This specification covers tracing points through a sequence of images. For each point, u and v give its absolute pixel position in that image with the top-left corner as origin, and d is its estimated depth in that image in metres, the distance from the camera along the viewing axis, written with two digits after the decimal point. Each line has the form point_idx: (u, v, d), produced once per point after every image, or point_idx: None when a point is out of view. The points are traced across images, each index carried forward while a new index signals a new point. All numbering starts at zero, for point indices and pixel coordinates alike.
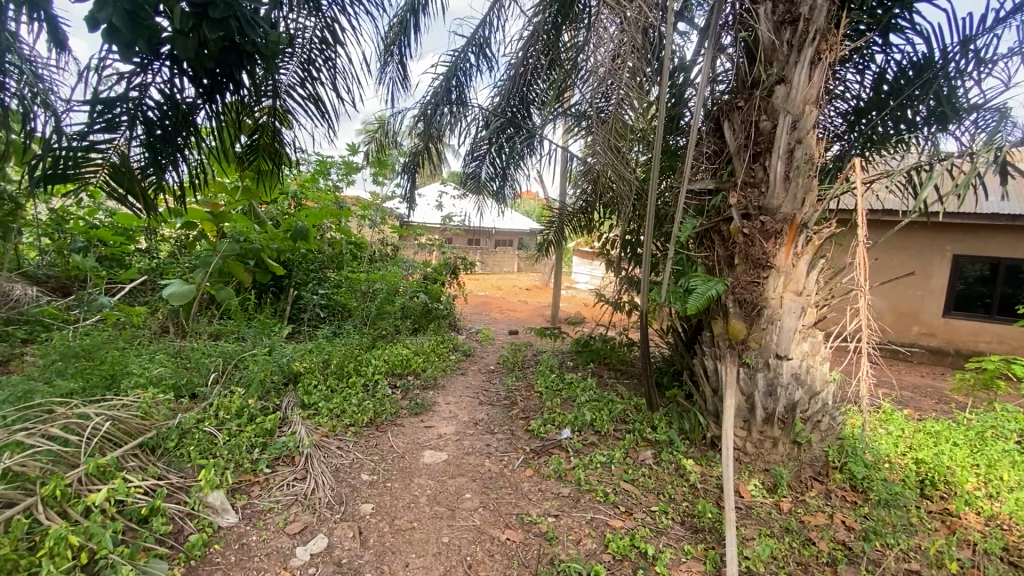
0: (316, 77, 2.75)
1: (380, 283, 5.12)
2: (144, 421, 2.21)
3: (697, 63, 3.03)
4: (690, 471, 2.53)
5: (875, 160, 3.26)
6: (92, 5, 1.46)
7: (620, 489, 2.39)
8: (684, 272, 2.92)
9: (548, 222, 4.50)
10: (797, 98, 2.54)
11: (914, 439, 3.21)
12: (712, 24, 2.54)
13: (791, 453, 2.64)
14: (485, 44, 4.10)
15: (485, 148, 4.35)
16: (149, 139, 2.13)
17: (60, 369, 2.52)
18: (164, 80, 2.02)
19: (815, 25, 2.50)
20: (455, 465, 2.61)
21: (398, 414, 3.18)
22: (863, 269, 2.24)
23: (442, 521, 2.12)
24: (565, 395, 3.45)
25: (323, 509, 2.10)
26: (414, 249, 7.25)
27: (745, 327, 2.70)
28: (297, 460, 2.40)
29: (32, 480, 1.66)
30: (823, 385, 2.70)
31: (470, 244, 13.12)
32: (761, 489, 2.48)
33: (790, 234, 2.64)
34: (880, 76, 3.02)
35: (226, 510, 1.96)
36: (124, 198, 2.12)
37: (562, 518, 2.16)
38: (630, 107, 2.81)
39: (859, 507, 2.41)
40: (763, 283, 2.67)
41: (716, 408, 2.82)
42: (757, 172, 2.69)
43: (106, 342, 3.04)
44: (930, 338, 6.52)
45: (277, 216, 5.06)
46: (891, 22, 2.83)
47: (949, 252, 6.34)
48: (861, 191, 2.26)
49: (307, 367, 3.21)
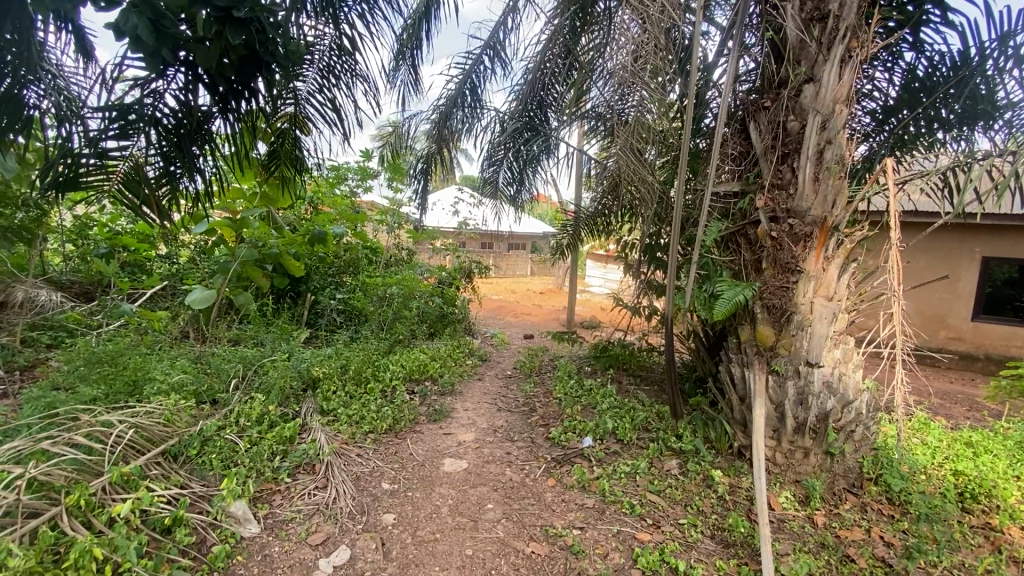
0: (335, 82, 2.75)
1: (396, 287, 5.12)
2: (167, 428, 2.20)
3: (721, 62, 2.95)
4: (718, 482, 2.46)
5: (906, 160, 3.16)
6: (115, 12, 1.44)
7: (646, 500, 2.33)
8: (709, 276, 2.85)
9: (563, 226, 4.47)
10: (826, 97, 2.47)
11: (952, 450, 3.08)
12: (739, 22, 2.46)
13: (824, 464, 2.54)
14: (500, 46, 4.08)
15: (502, 153, 4.29)
16: (164, 147, 2.15)
17: (84, 374, 2.54)
18: (179, 86, 2.04)
19: (846, 22, 2.43)
20: (476, 474, 2.57)
21: (416, 420, 3.15)
22: (897, 273, 2.16)
23: (465, 532, 2.08)
24: (586, 402, 3.38)
25: (345, 519, 2.07)
26: (429, 253, 7.22)
27: (774, 333, 2.64)
28: (317, 468, 2.37)
29: (57, 489, 1.65)
30: (857, 393, 2.60)
31: (485, 248, 13.10)
32: (793, 502, 2.39)
33: (820, 237, 2.56)
34: (910, 72, 2.92)
35: (248, 519, 1.93)
36: (137, 207, 2.17)
37: (588, 531, 2.11)
38: (650, 110, 2.75)
39: (898, 522, 2.31)
40: (792, 287, 2.60)
41: (743, 417, 2.73)
42: (786, 173, 2.62)
43: (128, 348, 3.08)
44: (960, 342, 6.31)
45: (294, 222, 5.09)
46: (923, 18, 2.73)
47: (978, 255, 6.14)
48: (894, 192, 2.18)
49: (326, 373, 3.20)
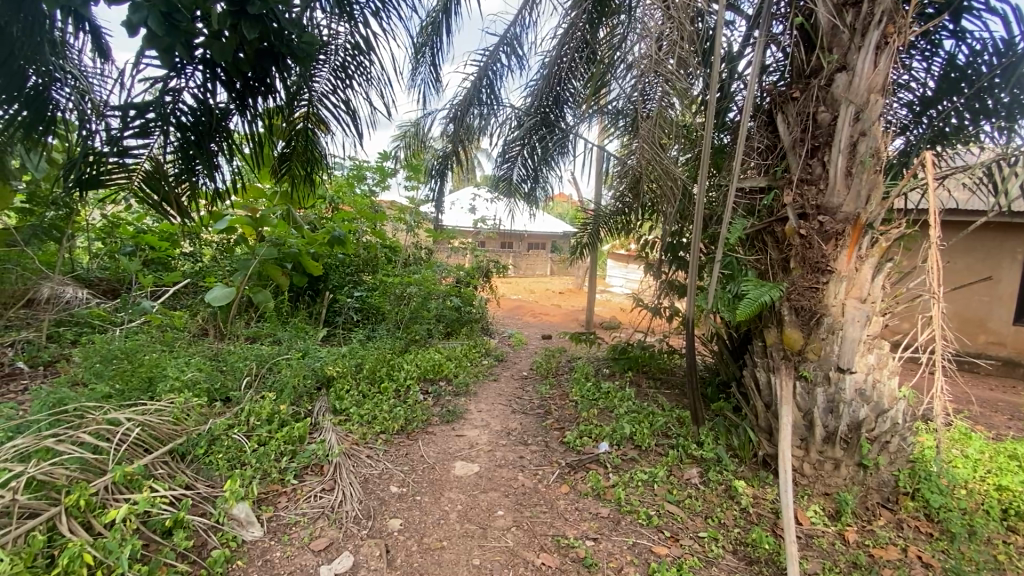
0: (348, 83, 2.69)
1: (414, 286, 5.07)
2: (176, 427, 2.19)
3: (747, 53, 2.79)
4: (741, 493, 2.33)
5: (946, 156, 2.96)
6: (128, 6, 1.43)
7: (664, 511, 2.22)
8: (733, 277, 2.72)
9: (583, 224, 4.31)
10: (860, 86, 2.32)
11: (996, 463, 2.88)
12: (765, 10, 2.32)
13: (856, 477, 2.39)
14: (517, 42, 4.00)
15: (517, 150, 4.21)
16: (183, 145, 2.15)
17: (102, 371, 2.56)
18: (198, 84, 2.04)
19: (882, 6, 2.26)
20: (488, 478, 2.50)
21: (429, 421, 3.09)
22: (936, 273, 2.01)
23: (473, 540, 2.00)
24: (603, 406, 3.28)
25: (350, 524, 2.02)
26: (448, 253, 7.07)
27: (802, 337, 2.49)
28: (325, 469, 2.33)
29: (58, 489, 1.65)
30: (892, 402, 2.44)
31: (504, 248, 13.02)
32: (822, 516, 2.26)
33: (854, 235, 2.40)
34: (949, 62, 2.73)
35: (250, 523, 1.90)
36: (157, 204, 2.20)
37: (602, 543, 2.01)
38: (672, 103, 2.62)
39: (937, 541, 2.15)
40: (821, 289, 2.46)
41: (769, 425, 2.59)
42: (815, 168, 2.48)
43: (146, 346, 3.09)
44: (1000, 348, 5.99)
45: (314, 220, 5.09)
46: (965, 3, 2.55)
47: (1020, 256, 5.81)
48: (933, 187, 2.02)
49: (340, 372, 3.17)
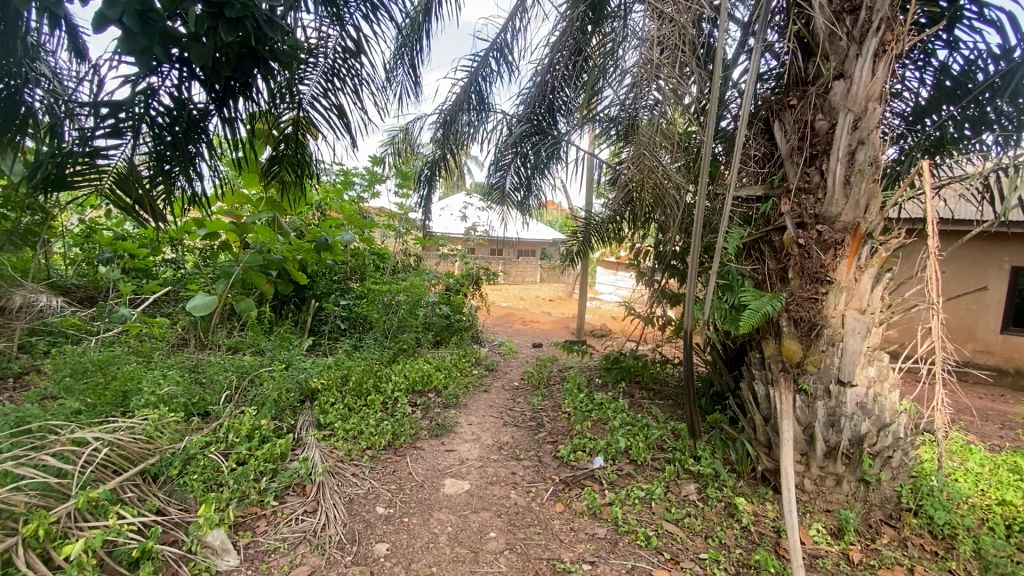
0: (338, 86, 2.60)
1: (404, 294, 4.98)
2: (148, 445, 2.06)
3: (741, 60, 2.76)
4: (742, 511, 2.26)
5: (942, 165, 2.95)
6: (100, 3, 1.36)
7: (663, 532, 2.14)
8: (730, 286, 2.66)
9: (574, 232, 4.27)
10: (858, 94, 2.28)
11: (996, 478, 2.83)
12: (765, 13, 2.25)
13: (858, 493, 2.32)
14: (508, 48, 3.94)
15: (510, 158, 4.16)
16: (158, 146, 2.05)
17: (71, 385, 2.42)
18: (174, 83, 1.95)
19: (880, 13, 2.23)
20: (479, 497, 2.40)
21: (418, 435, 2.98)
22: (936, 283, 1.95)
23: (465, 566, 1.90)
24: (596, 417, 3.19)
25: (333, 551, 1.92)
26: (438, 261, 6.91)
27: (801, 349, 2.44)
28: (308, 489, 2.22)
29: (15, 517, 1.52)
30: (893, 415, 2.39)
31: (494, 256, 12.96)
32: (825, 535, 2.20)
33: (852, 244, 2.36)
34: (942, 71, 2.72)
35: (226, 550, 1.81)
36: (130, 207, 2.06)
37: (599, 567, 1.93)
38: (666, 112, 2.55)
39: (943, 561, 2.10)
40: (821, 299, 2.41)
41: (767, 439, 2.51)
42: (813, 176, 2.44)
43: (122, 357, 2.96)
44: (988, 356, 6.04)
45: (301, 227, 4.98)
46: (958, 14, 2.54)
47: (1006, 265, 5.86)
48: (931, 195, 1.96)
49: (325, 384, 3.06)
